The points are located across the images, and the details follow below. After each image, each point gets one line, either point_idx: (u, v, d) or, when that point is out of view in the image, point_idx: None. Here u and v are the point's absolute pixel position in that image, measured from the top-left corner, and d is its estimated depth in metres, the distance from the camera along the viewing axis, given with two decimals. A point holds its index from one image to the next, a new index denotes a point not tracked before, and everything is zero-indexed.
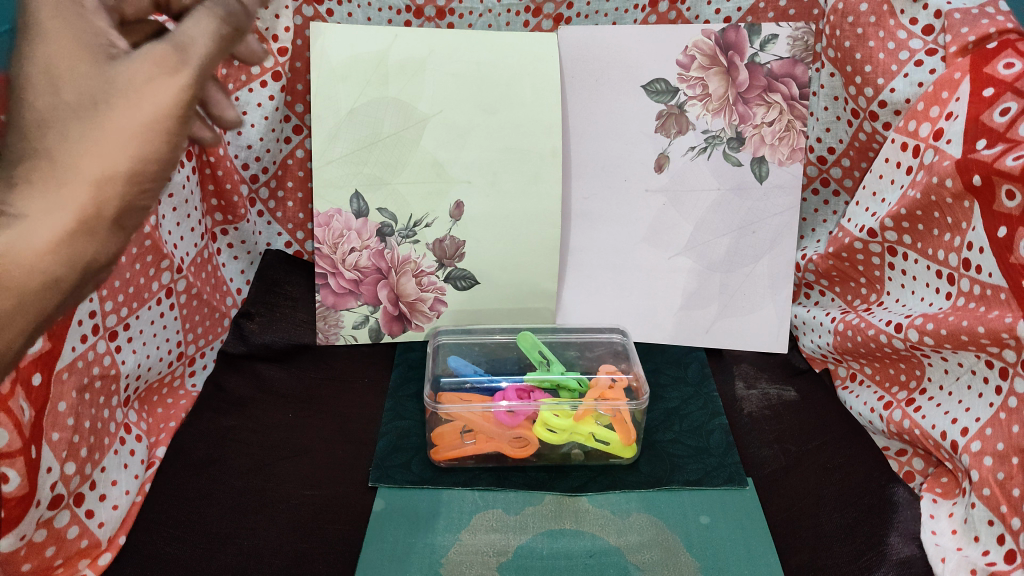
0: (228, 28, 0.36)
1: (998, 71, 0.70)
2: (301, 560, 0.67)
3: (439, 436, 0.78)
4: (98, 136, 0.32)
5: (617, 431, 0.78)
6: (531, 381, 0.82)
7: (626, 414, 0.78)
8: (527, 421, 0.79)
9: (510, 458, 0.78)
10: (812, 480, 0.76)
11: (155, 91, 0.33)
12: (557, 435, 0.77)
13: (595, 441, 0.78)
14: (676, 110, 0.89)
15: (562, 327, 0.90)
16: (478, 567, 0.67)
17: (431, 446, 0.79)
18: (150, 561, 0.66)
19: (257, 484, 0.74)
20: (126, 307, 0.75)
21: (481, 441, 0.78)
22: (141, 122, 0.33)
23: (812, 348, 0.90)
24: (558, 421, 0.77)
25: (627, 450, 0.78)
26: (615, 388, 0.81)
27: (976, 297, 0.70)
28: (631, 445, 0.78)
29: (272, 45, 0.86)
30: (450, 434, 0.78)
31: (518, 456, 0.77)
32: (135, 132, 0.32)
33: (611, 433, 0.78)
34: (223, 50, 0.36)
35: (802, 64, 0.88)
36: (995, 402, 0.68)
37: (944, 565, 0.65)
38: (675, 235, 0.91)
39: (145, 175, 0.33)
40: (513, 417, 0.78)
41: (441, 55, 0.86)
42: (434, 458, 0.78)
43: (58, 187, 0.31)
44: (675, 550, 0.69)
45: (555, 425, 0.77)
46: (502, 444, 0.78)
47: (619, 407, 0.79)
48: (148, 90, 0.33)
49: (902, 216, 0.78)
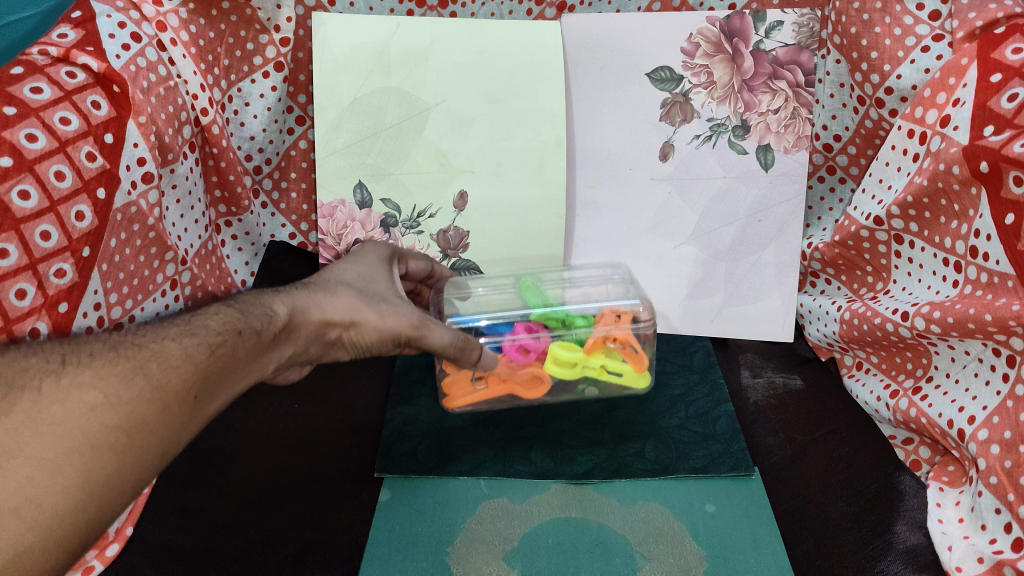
0: (457, 346, 0.71)
1: (1006, 57, 0.69)
2: (306, 549, 0.68)
3: (451, 384, 0.79)
4: (377, 319, 0.67)
5: (630, 362, 0.80)
6: (537, 319, 0.82)
7: (636, 346, 0.80)
8: (538, 358, 0.79)
9: (524, 395, 0.80)
10: (818, 469, 0.76)
11: (402, 318, 0.68)
12: (571, 370, 0.79)
13: (608, 373, 0.79)
14: (681, 98, 0.88)
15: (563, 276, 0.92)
16: (484, 556, 0.68)
17: (444, 395, 0.80)
18: (157, 552, 0.67)
19: (262, 473, 0.75)
20: (131, 299, 0.76)
21: (492, 386, 0.79)
22: (387, 329, 0.68)
23: (817, 338, 0.89)
24: (571, 357, 0.78)
25: (642, 379, 0.81)
26: (622, 319, 0.81)
27: (983, 285, 0.70)
28: (643, 376, 0.81)
29: (274, 35, 0.84)
30: (461, 382, 0.79)
31: (534, 391, 0.80)
32: (380, 331, 0.68)
33: (623, 364, 0.80)
34: (450, 355, 0.72)
35: (809, 50, 0.86)
36: (1002, 390, 0.68)
37: (950, 553, 0.65)
38: (680, 224, 0.90)
39: (378, 347, 0.69)
40: (524, 355, 0.79)
41: (443, 44, 0.86)
42: (450, 406, 0.80)
43: (341, 314, 0.66)
44: (680, 540, 0.70)
45: (567, 363, 0.78)
46: (515, 385, 0.79)
47: (628, 341, 0.80)
48: (398, 320, 0.68)
49: (908, 204, 0.77)
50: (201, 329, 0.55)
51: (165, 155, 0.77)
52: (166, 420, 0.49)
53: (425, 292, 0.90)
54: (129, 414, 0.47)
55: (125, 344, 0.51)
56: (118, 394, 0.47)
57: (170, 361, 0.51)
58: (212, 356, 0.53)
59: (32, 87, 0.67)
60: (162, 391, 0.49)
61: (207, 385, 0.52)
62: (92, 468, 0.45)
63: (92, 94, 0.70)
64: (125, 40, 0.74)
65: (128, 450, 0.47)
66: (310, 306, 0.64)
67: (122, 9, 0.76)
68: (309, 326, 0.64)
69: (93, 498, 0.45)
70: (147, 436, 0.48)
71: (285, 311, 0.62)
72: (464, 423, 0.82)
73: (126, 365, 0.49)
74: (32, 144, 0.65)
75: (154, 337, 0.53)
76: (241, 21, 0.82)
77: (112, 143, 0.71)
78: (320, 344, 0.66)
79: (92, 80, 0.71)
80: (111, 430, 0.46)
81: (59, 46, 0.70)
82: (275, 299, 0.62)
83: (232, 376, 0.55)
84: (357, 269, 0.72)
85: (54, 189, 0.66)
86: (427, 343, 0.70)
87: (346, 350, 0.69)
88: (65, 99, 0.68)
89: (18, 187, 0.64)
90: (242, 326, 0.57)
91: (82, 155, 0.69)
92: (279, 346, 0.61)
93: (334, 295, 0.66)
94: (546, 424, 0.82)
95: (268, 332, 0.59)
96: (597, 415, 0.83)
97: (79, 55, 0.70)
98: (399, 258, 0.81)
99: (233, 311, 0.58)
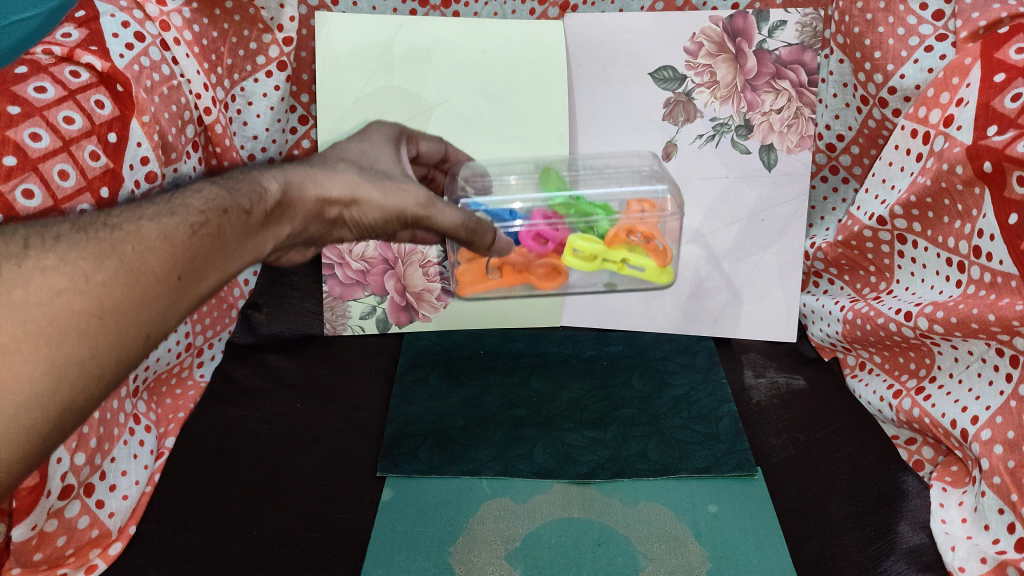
0: (468, 226, 0.67)
1: (1010, 56, 0.69)
2: (309, 549, 0.68)
3: (463, 275, 0.81)
4: (381, 198, 0.62)
5: (653, 257, 0.80)
6: (556, 207, 0.80)
7: (660, 240, 0.80)
8: (556, 250, 0.79)
9: (539, 287, 0.82)
10: (821, 469, 0.76)
11: (407, 197, 0.63)
12: (591, 260, 0.77)
13: (627, 268, 0.79)
14: (684, 97, 0.88)
15: (579, 169, 0.88)
16: (486, 555, 0.68)
17: (459, 283, 0.83)
18: (161, 551, 0.68)
19: (265, 472, 0.75)
20: None
21: (508, 276, 0.80)
22: (393, 206, 0.63)
23: (821, 337, 0.89)
24: (591, 246, 0.76)
25: (664, 275, 0.81)
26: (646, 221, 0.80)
27: (987, 285, 0.70)
28: (666, 271, 0.81)
29: (277, 34, 0.84)
30: (475, 273, 0.81)
31: (550, 283, 0.81)
32: (385, 208, 0.62)
33: (647, 260, 0.79)
34: (461, 232, 0.68)
35: (811, 50, 0.86)
36: (1005, 390, 0.68)
37: (953, 553, 0.66)
38: (684, 222, 0.89)
39: (384, 227, 0.64)
40: (543, 245, 0.78)
41: (446, 44, 0.85)
42: (462, 294, 0.84)
43: (341, 189, 0.60)
44: (683, 540, 0.70)
45: (586, 251, 0.76)
46: (531, 277, 0.81)
47: (653, 237, 0.80)
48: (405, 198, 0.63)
49: (911, 204, 0.77)
50: (181, 208, 0.49)
51: (167, 155, 0.77)
52: (145, 302, 0.45)
53: (438, 178, 0.85)
54: (102, 297, 0.43)
55: (94, 226, 0.46)
56: (89, 277, 0.43)
57: (144, 242, 0.46)
58: (191, 236, 0.48)
59: (36, 86, 0.67)
60: (137, 274, 0.44)
61: (191, 266, 0.48)
62: (63, 355, 0.41)
63: (95, 93, 0.71)
64: (128, 40, 0.74)
65: (102, 334, 0.43)
66: (305, 182, 0.58)
67: (125, 8, 0.76)
68: (306, 205, 0.58)
69: (66, 385, 0.41)
70: (121, 321, 0.43)
71: (277, 187, 0.56)
72: (466, 423, 0.81)
73: (96, 246, 0.44)
74: (35, 143, 0.65)
75: (127, 215, 0.47)
76: (245, 20, 0.82)
77: (115, 142, 0.71)
78: (320, 227, 0.61)
79: (95, 79, 0.71)
80: (82, 314, 0.42)
81: (63, 45, 0.70)
82: (265, 176, 0.56)
83: (219, 256, 0.50)
84: (358, 148, 0.66)
85: (58, 188, 0.66)
86: (436, 222, 0.65)
87: (350, 232, 0.64)
88: (68, 98, 0.68)
89: (22, 186, 0.64)
90: (226, 205, 0.51)
91: (86, 154, 0.69)
92: (273, 226, 0.56)
93: (333, 171, 0.61)
94: (549, 423, 0.81)
95: (257, 212, 0.53)
96: (600, 415, 0.82)
97: (82, 54, 0.70)
98: (408, 139, 0.76)
99: (217, 189, 0.52)
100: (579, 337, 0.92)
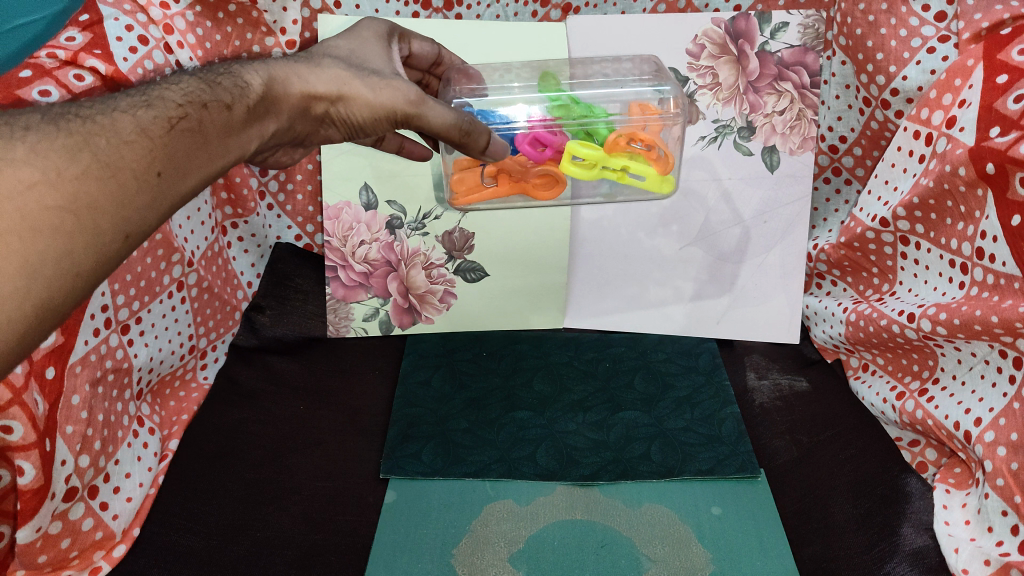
0: (461, 126, 0.63)
1: (1011, 57, 0.68)
2: (312, 551, 0.68)
3: (457, 183, 0.80)
4: (371, 95, 0.58)
5: (655, 165, 0.79)
6: (552, 109, 0.79)
7: (661, 148, 0.79)
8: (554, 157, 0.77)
9: (536, 194, 0.80)
10: (824, 471, 0.76)
11: (399, 94, 0.59)
12: (589, 168, 0.77)
13: (627, 176, 0.79)
14: (687, 99, 0.87)
15: (577, 76, 0.84)
16: (489, 557, 0.68)
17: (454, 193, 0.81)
18: (164, 553, 0.68)
19: (268, 475, 0.75)
20: (138, 300, 0.77)
21: (503, 185, 0.78)
22: (385, 107, 0.59)
23: (824, 339, 0.89)
24: (590, 153, 0.75)
25: (664, 184, 0.80)
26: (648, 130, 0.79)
27: (990, 286, 0.70)
28: (667, 179, 0.81)
29: (280, 37, 0.84)
30: (469, 184, 0.79)
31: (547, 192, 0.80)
32: (376, 108, 0.59)
33: (647, 167, 0.78)
34: (455, 132, 0.64)
35: (814, 52, 0.86)
36: (1009, 392, 0.68)
37: (957, 555, 0.66)
38: (686, 226, 0.89)
39: (376, 124, 0.60)
40: (541, 151, 0.76)
41: (447, 47, 0.85)
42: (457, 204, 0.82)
43: (327, 85, 0.56)
44: (686, 541, 0.70)
45: (585, 158, 0.76)
46: (527, 185, 0.79)
47: (654, 145, 0.79)
48: (396, 96, 0.59)
49: (914, 205, 0.77)
50: (156, 101, 0.46)
51: None
52: (122, 198, 0.42)
53: (432, 84, 0.80)
54: (75, 192, 0.40)
55: (67, 119, 0.42)
56: (61, 170, 0.40)
57: (121, 137, 0.43)
58: (169, 131, 0.45)
59: (40, 90, 0.67)
60: (114, 168, 0.42)
61: (171, 163, 0.45)
62: (39, 248, 0.38)
63: (99, 97, 0.71)
64: (132, 43, 0.75)
65: (81, 227, 0.40)
66: (288, 77, 0.55)
67: (129, 12, 0.76)
68: (290, 100, 0.55)
69: (40, 283, 0.38)
70: (101, 216, 0.41)
71: (260, 82, 0.53)
72: (469, 425, 0.81)
73: (68, 139, 0.41)
74: None
75: (102, 109, 0.44)
76: (248, 23, 0.82)
77: None
78: (307, 123, 0.58)
79: (99, 83, 0.71)
80: (55, 209, 0.39)
81: (67, 49, 0.70)
82: (245, 69, 0.53)
83: (201, 150, 0.47)
84: (344, 43, 0.62)
85: None
86: (429, 122, 0.61)
87: (339, 130, 0.61)
88: (73, 102, 0.69)
89: None
90: (205, 99, 0.48)
91: None
92: (257, 122, 0.52)
93: (318, 65, 0.57)
94: (552, 425, 0.81)
95: (238, 107, 0.50)
96: (602, 417, 0.82)
97: (87, 58, 0.71)
98: (400, 38, 0.70)
99: (195, 83, 0.49)
100: (581, 339, 0.92)
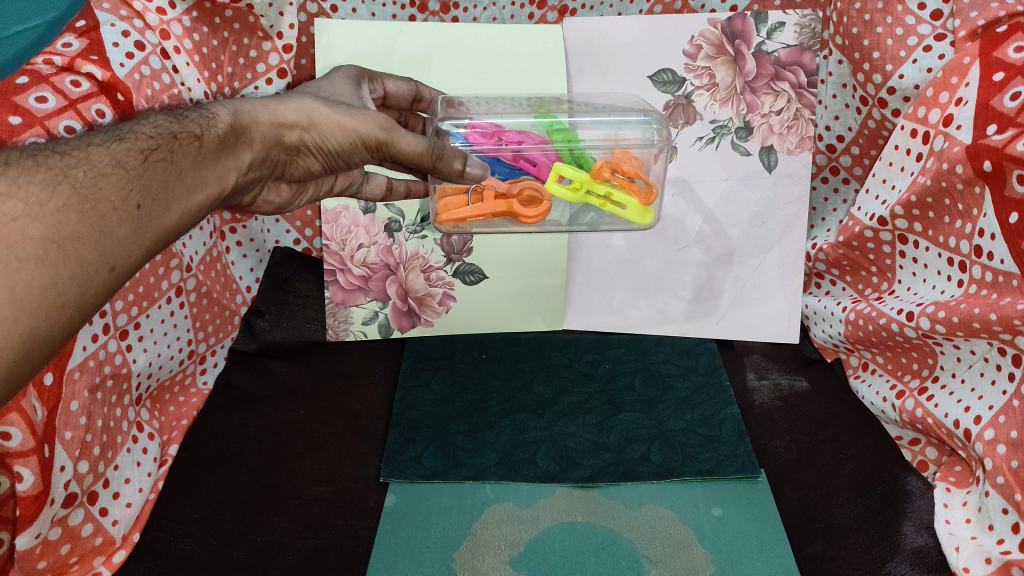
0: (433, 153, 0.65)
1: (1008, 55, 0.69)
2: (312, 555, 0.68)
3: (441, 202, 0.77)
4: (336, 117, 0.62)
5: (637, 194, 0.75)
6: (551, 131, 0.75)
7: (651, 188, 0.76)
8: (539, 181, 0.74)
9: None
10: (826, 471, 0.76)
11: (364, 116, 0.63)
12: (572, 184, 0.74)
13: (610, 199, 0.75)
14: (683, 100, 0.87)
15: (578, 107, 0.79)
16: (490, 560, 0.68)
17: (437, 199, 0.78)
18: (165, 558, 0.68)
19: (269, 478, 0.75)
20: (137, 306, 0.77)
21: None
22: (352, 125, 0.63)
23: (823, 339, 0.89)
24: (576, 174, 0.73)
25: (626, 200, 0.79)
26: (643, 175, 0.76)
27: (988, 284, 0.70)
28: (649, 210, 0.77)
29: (276, 42, 0.84)
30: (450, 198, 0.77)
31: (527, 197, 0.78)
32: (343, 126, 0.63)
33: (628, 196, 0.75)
34: (425, 165, 0.67)
35: (810, 51, 0.86)
36: (1008, 390, 0.68)
37: (958, 554, 0.66)
38: (684, 227, 0.89)
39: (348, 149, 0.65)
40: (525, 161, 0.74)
41: (444, 49, 0.84)
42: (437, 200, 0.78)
43: (295, 112, 0.61)
44: (687, 542, 0.70)
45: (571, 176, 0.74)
46: None
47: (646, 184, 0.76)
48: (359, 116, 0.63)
49: (912, 204, 0.77)
50: (130, 135, 0.49)
51: None
52: (103, 227, 0.44)
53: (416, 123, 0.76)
54: (56, 223, 0.41)
55: (44, 151, 0.45)
56: (42, 203, 0.41)
57: (97, 170, 0.45)
58: (142, 160, 0.48)
59: (37, 96, 0.67)
60: (92, 198, 0.44)
61: (148, 192, 0.47)
62: (22, 280, 0.39)
63: (96, 102, 0.71)
64: (129, 49, 0.75)
65: (65, 261, 0.41)
66: (256, 108, 0.59)
67: (125, 17, 0.76)
68: (260, 128, 0.59)
69: (27, 312, 0.40)
70: (84, 248, 0.42)
71: (228, 114, 0.57)
72: (469, 428, 0.81)
73: (47, 172, 0.43)
74: None
75: (76, 143, 0.47)
76: (244, 28, 0.82)
77: None
78: (281, 154, 0.62)
79: (96, 88, 0.71)
80: (38, 239, 0.40)
81: (64, 55, 0.70)
82: (213, 105, 0.57)
83: (178, 177, 0.50)
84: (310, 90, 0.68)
85: None
86: (398, 151, 0.65)
87: (315, 158, 0.65)
88: (69, 108, 0.69)
89: None
90: (175, 131, 0.52)
91: None
92: (231, 151, 0.56)
93: (283, 98, 0.62)
94: (552, 428, 0.81)
95: (209, 136, 0.54)
96: (602, 418, 0.82)
97: (83, 64, 0.71)
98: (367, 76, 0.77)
99: (165, 118, 0.53)
100: (581, 340, 0.92)
